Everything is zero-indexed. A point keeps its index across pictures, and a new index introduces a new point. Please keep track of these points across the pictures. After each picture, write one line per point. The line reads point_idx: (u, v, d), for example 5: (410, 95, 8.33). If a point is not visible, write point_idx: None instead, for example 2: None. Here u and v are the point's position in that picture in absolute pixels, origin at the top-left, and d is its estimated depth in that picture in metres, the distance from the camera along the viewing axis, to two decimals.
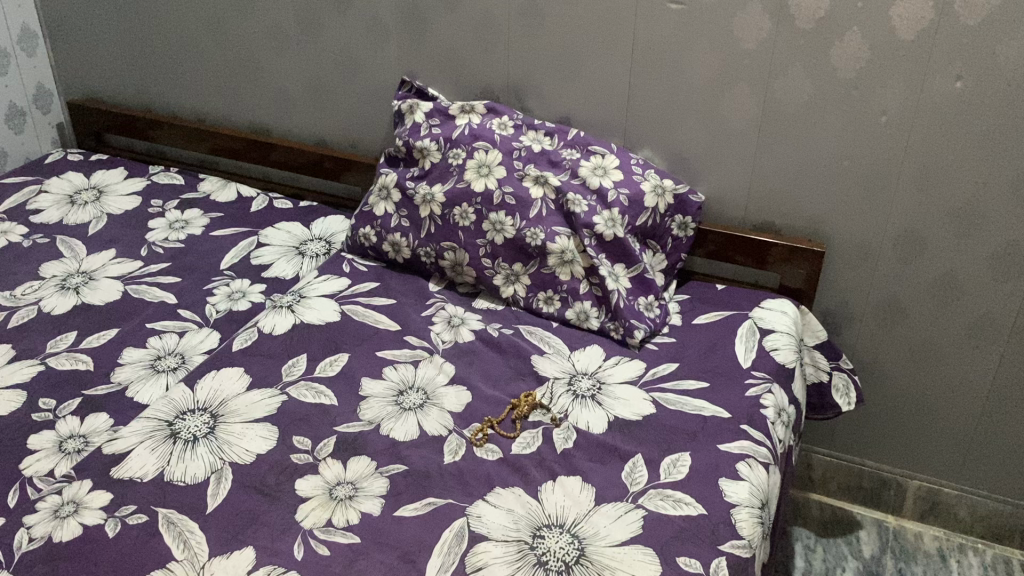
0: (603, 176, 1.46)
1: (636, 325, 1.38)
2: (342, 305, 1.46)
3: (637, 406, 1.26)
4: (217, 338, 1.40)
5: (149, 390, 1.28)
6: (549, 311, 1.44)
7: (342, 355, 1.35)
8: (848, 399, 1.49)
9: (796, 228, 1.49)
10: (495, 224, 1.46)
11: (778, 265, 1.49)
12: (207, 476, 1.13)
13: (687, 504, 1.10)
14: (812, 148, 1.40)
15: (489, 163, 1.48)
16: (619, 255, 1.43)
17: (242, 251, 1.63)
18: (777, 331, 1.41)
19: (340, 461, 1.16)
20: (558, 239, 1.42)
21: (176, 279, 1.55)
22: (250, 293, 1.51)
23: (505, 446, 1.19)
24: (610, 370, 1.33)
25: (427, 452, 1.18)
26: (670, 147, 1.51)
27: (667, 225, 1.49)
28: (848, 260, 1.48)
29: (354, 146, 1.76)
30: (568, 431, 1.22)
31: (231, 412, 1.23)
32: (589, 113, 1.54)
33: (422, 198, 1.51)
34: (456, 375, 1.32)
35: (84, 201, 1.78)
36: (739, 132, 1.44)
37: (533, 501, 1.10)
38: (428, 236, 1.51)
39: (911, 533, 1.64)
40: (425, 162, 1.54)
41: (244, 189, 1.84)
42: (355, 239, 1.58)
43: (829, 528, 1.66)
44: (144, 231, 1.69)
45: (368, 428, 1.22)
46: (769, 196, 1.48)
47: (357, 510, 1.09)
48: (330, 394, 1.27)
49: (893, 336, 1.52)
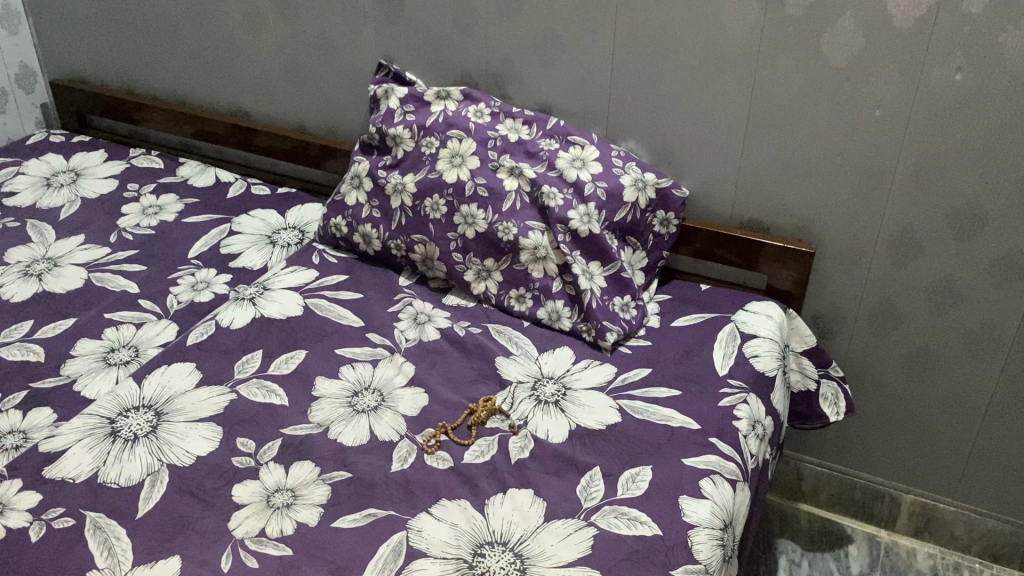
0: (582, 169, 1.39)
1: (609, 327, 1.31)
2: (307, 299, 1.40)
3: (601, 415, 1.19)
4: (175, 330, 1.36)
5: (98, 384, 1.24)
6: (520, 310, 1.38)
7: (300, 352, 1.30)
8: (837, 408, 1.40)
9: (784, 227, 1.41)
10: (466, 217, 1.39)
11: (767, 266, 1.41)
12: (143, 478, 1.08)
13: (642, 524, 1.03)
14: (801, 144, 1.32)
15: (462, 153, 1.41)
16: (594, 252, 1.36)
17: (213, 239, 1.59)
18: (760, 337, 1.33)
19: (281, 466, 1.11)
20: (531, 234, 1.36)
21: (141, 267, 1.51)
22: (214, 284, 1.46)
23: (456, 455, 1.13)
24: (578, 375, 1.27)
25: (374, 459, 1.12)
26: (654, 139, 1.43)
27: (648, 221, 1.41)
28: (840, 262, 1.39)
29: (334, 132, 1.71)
30: (525, 440, 1.15)
31: (176, 410, 1.18)
32: (570, 102, 1.46)
33: (393, 188, 1.45)
34: (415, 376, 1.26)
35: (61, 184, 1.74)
36: (725, 127, 1.36)
37: (478, 515, 1.04)
38: (399, 229, 1.45)
39: (903, 549, 1.56)
40: (398, 150, 1.47)
41: (223, 174, 1.79)
42: (327, 229, 1.53)
43: (816, 541, 1.58)
44: (116, 216, 1.65)
45: (316, 431, 1.16)
46: (757, 194, 1.40)
47: (293, 519, 1.04)
48: (282, 393, 1.22)
49: (888, 343, 1.43)
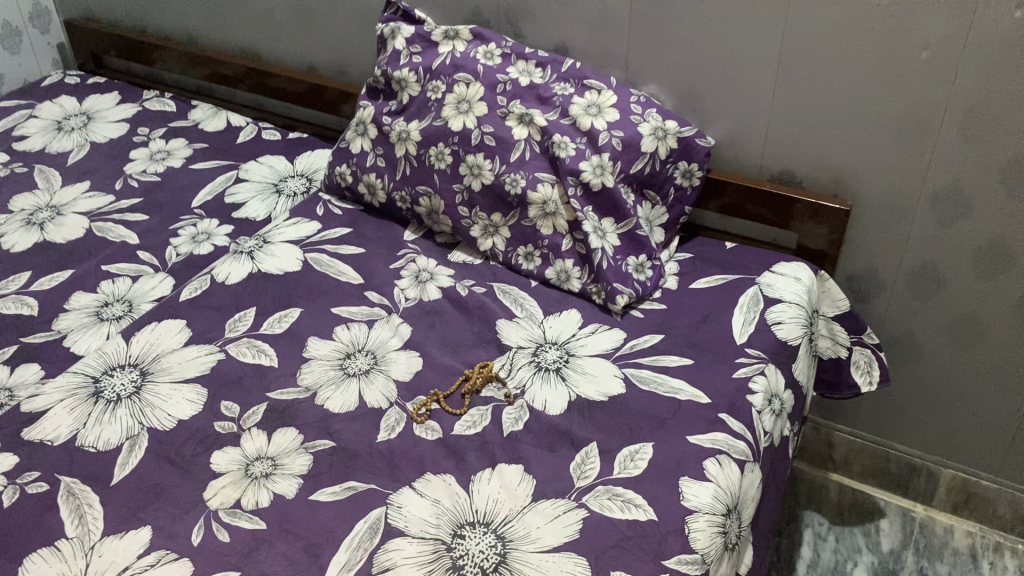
0: (597, 116, 1.28)
1: (620, 289, 1.22)
2: (306, 253, 1.34)
3: (603, 384, 1.11)
4: (171, 284, 1.32)
5: (88, 341, 1.21)
6: (528, 268, 1.30)
7: (294, 310, 1.24)
8: (870, 378, 1.31)
9: (818, 182, 1.29)
10: (473, 168, 1.31)
11: (798, 224, 1.30)
12: (121, 442, 1.05)
13: (637, 507, 0.95)
14: (836, 90, 1.19)
15: (469, 99, 1.32)
16: (608, 207, 1.27)
17: (218, 187, 1.53)
18: (785, 302, 1.22)
19: (264, 433, 1.06)
20: (540, 187, 1.27)
21: (143, 217, 1.46)
22: (215, 236, 1.41)
23: (446, 425, 1.07)
24: (583, 341, 1.19)
25: (360, 428, 1.07)
26: (677, 83, 1.31)
27: (669, 173, 1.31)
28: (879, 220, 1.27)
29: (345, 74, 1.62)
30: (520, 411, 1.08)
31: (161, 370, 1.14)
32: (587, 43, 1.35)
33: (398, 135, 1.37)
34: (411, 338, 1.20)
35: (72, 127, 1.70)
36: (753, 70, 1.23)
37: (462, 492, 0.98)
38: (403, 179, 1.37)
39: (939, 526, 1.46)
40: (404, 95, 1.39)
41: (235, 118, 1.73)
42: (332, 178, 1.46)
43: (846, 514, 1.48)
44: (124, 162, 1.61)
45: (303, 396, 1.11)
46: (789, 143, 1.28)
47: (270, 491, 0.99)
48: (271, 354, 1.17)
49: (929, 309, 1.31)
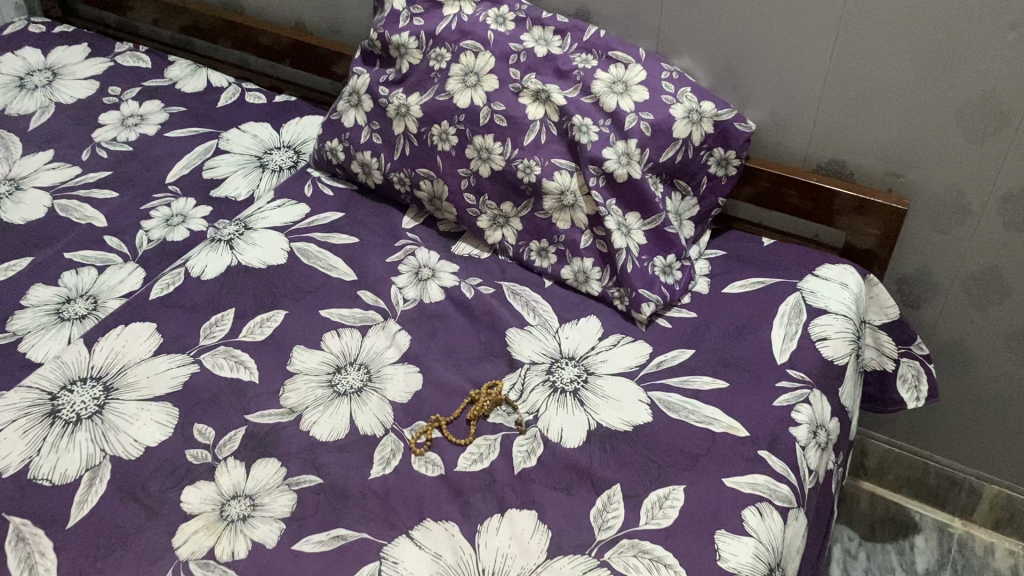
0: (623, 95, 1.12)
1: (645, 296, 1.08)
2: (293, 243, 1.20)
3: (626, 411, 0.98)
4: (141, 277, 1.17)
5: (46, 346, 1.07)
6: (542, 266, 1.16)
7: (279, 312, 1.11)
8: (917, 394, 1.19)
9: (871, 175, 1.14)
10: (481, 151, 1.15)
11: (847, 221, 1.15)
12: (80, 474, 0.92)
13: (667, 568, 0.83)
14: (901, 73, 1.03)
15: (478, 71, 1.16)
16: (633, 201, 1.12)
17: (196, 160, 1.38)
18: (831, 313, 1.09)
19: (242, 465, 0.94)
20: (557, 175, 1.12)
21: (112, 194, 1.31)
22: (191, 219, 1.26)
23: (449, 458, 0.94)
24: (603, 356, 1.05)
25: (351, 461, 0.94)
26: (716, 57, 1.15)
27: (703, 161, 1.15)
28: (940, 218, 1.13)
29: (337, 32, 1.46)
30: (533, 442, 0.96)
31: (127, 384, 1.01)
32: (614, 8, 1.19)
33: (396, 110, 1.21)
34: (409, 350, 1.06)
35: (35, 85, 1.53)
36: (805, 47, 1.07)
37: (467, 546, 0.85)
38: (402, 159, 1.22)
39: (979, 544, 1.35)
40: (403, 63, 1.22)
41: (216, 77, 1.56)
42: (322, 154, 1.31)
43: (878, 529, 1.38)
44: (92, 128, 1.45)
45: (287, 420, 0.98)
46: (840, 128, 1.12)
47: (248, 539, 0.87)
48: (251, 366, 1.04)
49: (988, 318, 1.18)
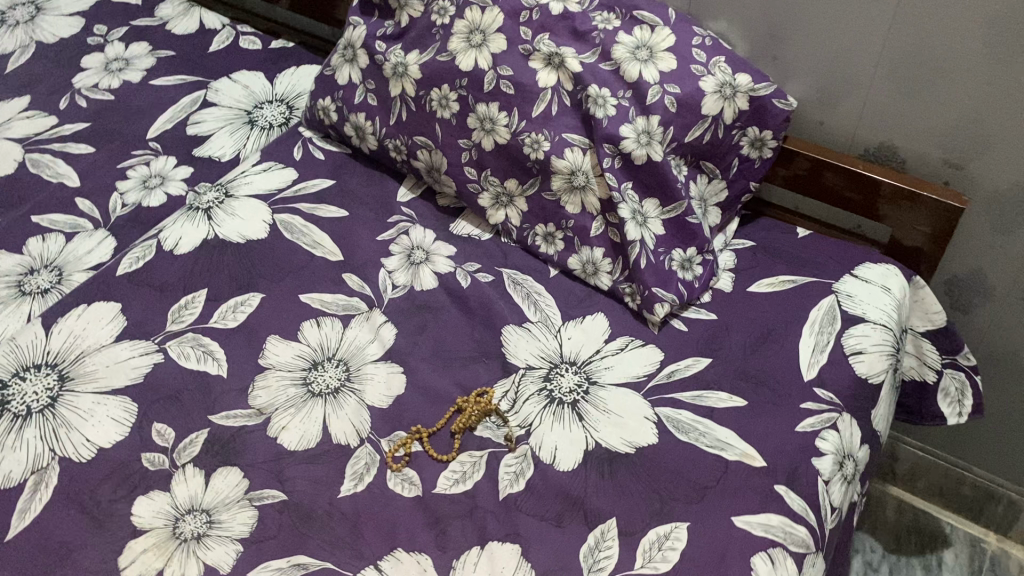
0: (647, 62, 0.99)
1: (660, 296, 0.96)
2: (276, 214, 1.09)
3: (629, 430, 0.88)
4: (112, 246, 1.08)
5: (3, 324, 0.99)
6: (547, 254, 1.05)
7: (255, 296, 1.01)
8: (959, 408, 1.06)
9: (926, 165, 1.01)
10: (483, 121, 1.03)
11: (893, 217, 1.02)
12: (25, 477, 0.84)
13: None
14: (969, 54, 0.88)
15: (484, 29, 1.02)
16: (652, 186, 0.99)
17: (180, 113, 1.27)
18: (869, 322, 0.97)
19: (202, 474, 0.85)
20: (568, 152, 0.99)
21: (89, 149, 1.21)
22: (169, 182, 1.16)
23: (427, 477, 0.85)
24: (609, 362, 0.94)
25: (319, 475, 0.85)
26: (756, 23, 1.01)
27: (734, 140, 1.02)
28: (1001, 219, 0.99)
29: None
30: (522, 463, 0.86)
31: (84, 373, 0.92)
32: None
33: (393, 69, 1.08)
34: (394, 347, 0.96)
35: (16, 20, 1.41)
36: (858, 18, 0.92)
37: None
38: (398, 125, 1.10)
39: (1014, 563, 1.27)
40: (403, 15, 1.09)
41: (210, 18, 1.44)
42: (314, 113, 1.19)
43: (904, 541, 1.30)
44: (73, 72, 1.33)
45: (254, 423, 0.89)
46: (893, 112, 0.98)
47: (199, 562, 0.78)
48: (220, 358, 0.94)
49: None
